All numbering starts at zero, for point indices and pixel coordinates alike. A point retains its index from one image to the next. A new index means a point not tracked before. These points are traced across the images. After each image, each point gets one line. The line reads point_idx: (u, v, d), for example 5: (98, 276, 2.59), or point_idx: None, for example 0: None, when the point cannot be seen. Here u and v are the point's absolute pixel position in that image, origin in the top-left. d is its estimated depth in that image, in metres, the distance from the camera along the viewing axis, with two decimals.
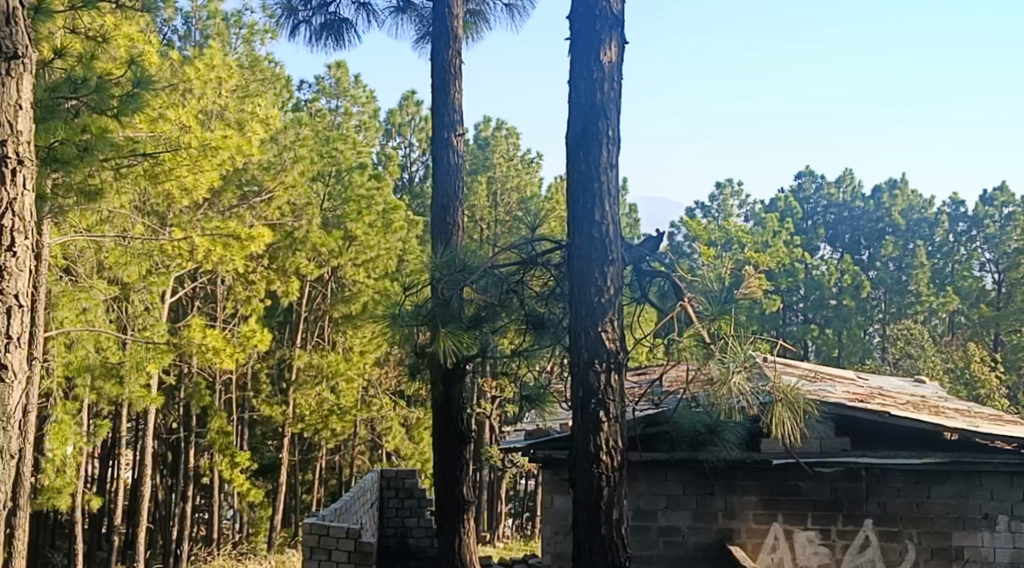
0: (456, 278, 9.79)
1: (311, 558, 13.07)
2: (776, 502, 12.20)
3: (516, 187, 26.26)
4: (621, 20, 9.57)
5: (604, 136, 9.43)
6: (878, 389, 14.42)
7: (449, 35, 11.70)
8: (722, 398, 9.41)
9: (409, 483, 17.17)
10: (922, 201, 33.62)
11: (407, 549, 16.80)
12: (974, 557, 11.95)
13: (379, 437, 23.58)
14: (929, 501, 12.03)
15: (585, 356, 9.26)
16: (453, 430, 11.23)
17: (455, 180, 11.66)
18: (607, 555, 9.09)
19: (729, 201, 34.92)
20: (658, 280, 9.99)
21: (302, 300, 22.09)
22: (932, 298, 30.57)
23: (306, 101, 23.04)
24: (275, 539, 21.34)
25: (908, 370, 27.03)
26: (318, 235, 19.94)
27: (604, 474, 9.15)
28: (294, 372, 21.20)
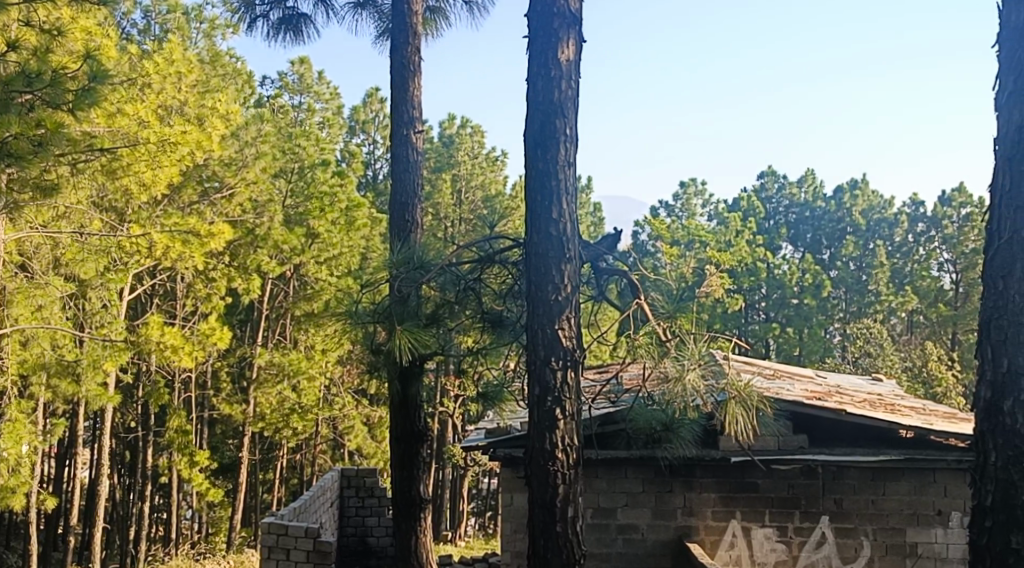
0: (413, 275, 9.85)
1: (268, 558, 12.98)
2: (733, 499, 12.26)
3: (481, 185, 26.17)
4: (579, 19, 9.58)
5: (561, 135, 9.43)
6: (836, 387, 14.48)
7: (407, 31, 11.65)
8: (677, 395, 9.51)
9: (370, 482, 17.01)
10: (882, 201, 33.90)
11: (368, 549, 16.76)
12: (928, 552, 12.08)
13: (341, 436, 23.40)
14: (884, 498, 12.14)
15: (542, 354, 9.25)
16: (411, 429, 11.21)
17: (413, 178, 11.60)
18: (562, 552, 9.09)
19: (692, 200, 35.06)
20: (617, 278, 9.91)
21: (264, 298, 21.85)
22: (892, 296, 31.15)
23: (269, 97, 22.85)
24: (234, 538, 21.13)
25: (866, 370, 27.09)
26: (280, 232, 19.78)
27: (559, 471, 9.15)
28: (255, 370, 20.99)
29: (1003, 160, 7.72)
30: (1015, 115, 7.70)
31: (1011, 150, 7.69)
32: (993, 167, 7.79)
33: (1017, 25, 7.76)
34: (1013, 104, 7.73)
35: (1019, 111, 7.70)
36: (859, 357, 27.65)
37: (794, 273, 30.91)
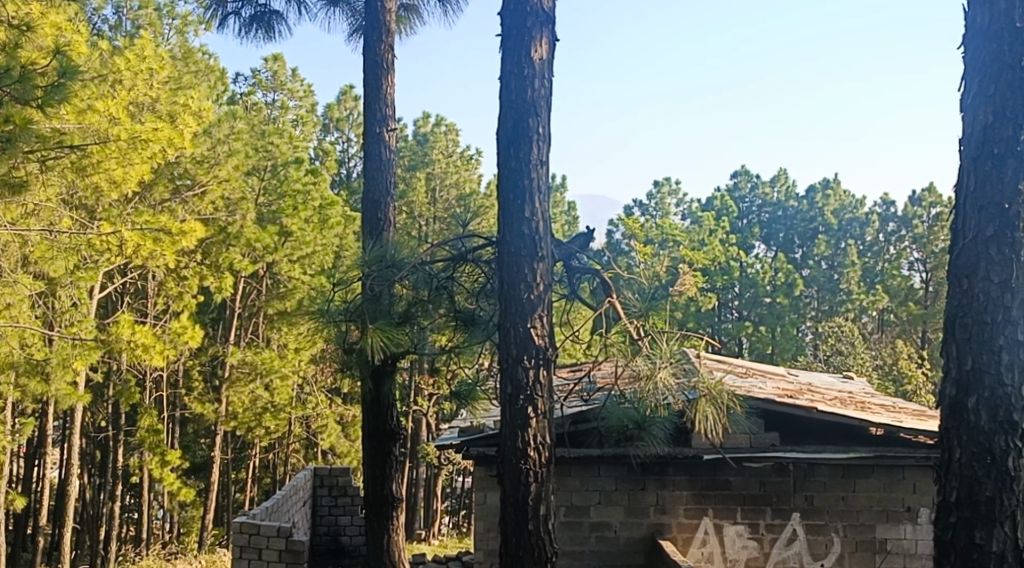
0: (386, 273, 9.84)
1: (240, 558, 12.93)
2: (705, 497, 12.32)
3: (455, 184, 26.14)
4: (552, 18, 9.58)
5: (534, 133, 9.43)
6: (807, 385, 14.57)
7: (380, 29, 11.63)
8: (648, 394, 9.62)
9: (343, 481, 16.95)
10: (853, 200, 34.06)
11: (341, 548, 16.71)
12: (897, 548, 12.19)
13: (314, 435, 23.35)
14: (854, 494, 12.23)
15: (514, 352, 9.26)
16: (383, 427, 11.20)
17: (386, 176, 11.58)
18: (534, 551, 9.10)
19: (666, 199, 35.17)
20: (590, 277, 9.92)
21: (236, 297, 21.73)
22: (862, 296, 31.37)
23: (242, 94, 22.74)
24: (205, 538, 21.03)
25: (837, 367, 27.23)
26: (252, 230, 19.69)
27: (531, 469, 9.17)
28: (227, 369, 20.84)
29: (968, 161, 7.68)
30: (979, 115, 7.65)
31: (975, 151, 7.64)
32: (959, 166, 7.75)
33: (982, 25, 7.68)
34: (977, 104, 7.66)
35: (982, 111, 7.63)
36: (831, 355, 27.80)
37: (766, 272, 31.06)
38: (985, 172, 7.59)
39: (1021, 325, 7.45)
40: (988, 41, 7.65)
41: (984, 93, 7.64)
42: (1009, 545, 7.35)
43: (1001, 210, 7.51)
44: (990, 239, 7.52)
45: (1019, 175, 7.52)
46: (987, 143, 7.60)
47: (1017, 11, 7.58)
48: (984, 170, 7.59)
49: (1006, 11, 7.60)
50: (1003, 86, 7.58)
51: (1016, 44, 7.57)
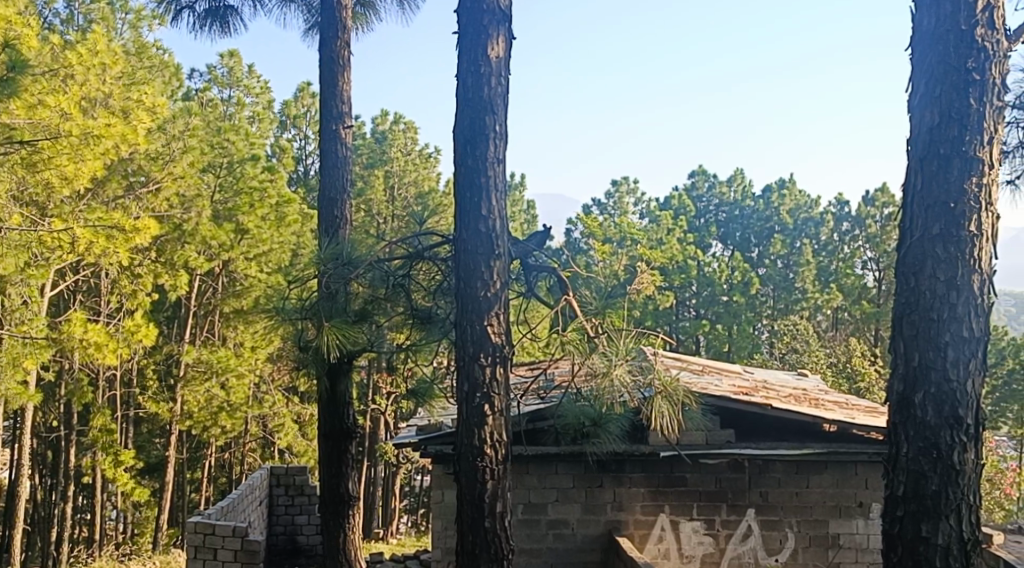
0: (342, 271, 9.81)
1: (195, 558, 12.84)
2: (662, 494, 12.37)
3: (413, 181, 26.08)
4: (508, 16, 9.57)
5: (491, 132, 9.42)
6: (762, 382, 14.68)
7: (337, 25, 11.57)
8: (605, 392, 9.69)
9: (300, 480, 16.84)
10: (808, 200, 34.21)
11: (297, 547, 16.60)
12: (849, 543, 12.34)
13: (270, 435, 23.29)
14: (808, 490, 12.35)
15: (471, 350, 9.26)
16: (340, 426, 11.15)
17: (342, 173, 11.52)
18: (490, 548, 9.11)
19: (625, 198, 35.32)
20: (546, 275, 9.92)
21: (192, 295, 21.58)
22: (817, 294, 31.77)
23: (198, 90, 22.55)
24: (160, 539, 20.86)
25: (792, 364, 27.43)
26: (208, 227, 19.51)
27: (488, 467, 9.17)
28: (182, 368, 20.66)
29: (915, 161, 7.76)
30: (925, 116, 7.73)
31: (922, 151, 7.73)
32: (906, 166, 7.83)
33: (929, 27, 7.77)
34: (924, 105, 7.75)
35: (929, 112, 7.72)
36: (786, 353, 28.01)
37: (723, 271, 31.29)
38: (931, 172, 7.68)
39: (966, 322, 7.56)
40: (934, 43, 7.74)
41: (930, 94, 7.72)
42: (954, 537, 7.46)
43: (948, 210, 7.61)
44: (936, 237, 7.61)
45: (964, 176, 7.61)
46: (934, 143, 7.68)
47: (962, 14, 7.68)
48: (930, 170, 7.68)
49: (951, 14, 7.70)
50: (949, 87, 7.67)
51: (962, 46, 7.67)
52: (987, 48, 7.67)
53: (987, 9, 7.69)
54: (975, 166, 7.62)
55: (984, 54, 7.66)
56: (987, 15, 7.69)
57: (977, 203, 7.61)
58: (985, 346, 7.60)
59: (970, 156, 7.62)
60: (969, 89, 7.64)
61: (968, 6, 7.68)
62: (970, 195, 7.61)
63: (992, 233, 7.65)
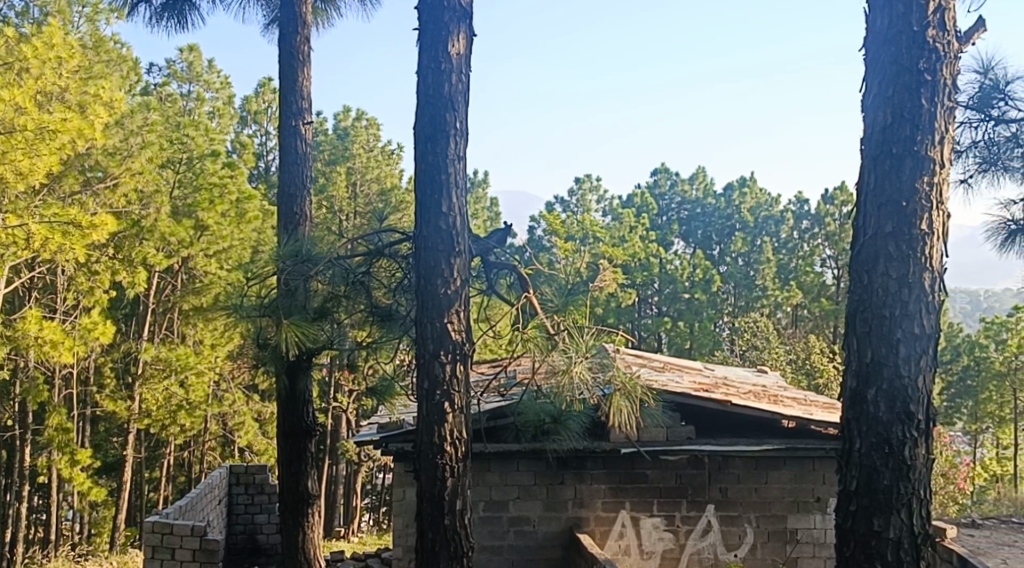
0: (301, 268, 9.76)
1: (152, 558, 12.75)
2: (623, 490, 12.41)
3: (376, 178, 25.97)
4: (469, 13, 9.55)
5: (452, 129, 9.41)
6: (722, 379, 14.79)
7: (297, 21, 11.51)
8: (564, 389, 9.72)
9: (260, 479, 16.73)
10: (768, 198, 34.35)
11: (257, 546, 16.48)
12: (807, 538, 12.45)
13: (230, 432, 23.17)
14: (767, 486, 12.45)
15: (431, 348, 9.24)
16: (299, 424, 11.10)
17: (301, 169, 11.46)
18: (449, 546, 9.10)
19: (587, 196, 35.40)
20: (507, 273, 9.89)
21: (150, 292, 21.38)
22: (777, 291, 32.00)
23: (156, 84, 22.35)
24: (117, 539, 20.68)
25: (753, 361, 27.58)
26: (167, 224, 19.32)
27: (448, 465, 9.16)
28: (140, 366, 20.50)
29: (869, 160, 7.82)
30: (878, 116, 7.80)
31: (875, 151, 7.79)
32: (860, 165, 7.89)
33: (882, 27, 7.83)
34: (877, 105, 7.81)
35: (882, 112, 7.78)
36: (746, 350, 28.17)
37: (685, 268, 31.31)
38: (884, 171, 7.75)
39: (917, 320, 7.63)
40: (887, 43, 7.80)
41: (883, 94, 7.79)
42: (905, 531, 7.54)
43: (902, 208, 7.68)
44: (888, 236, 7.68)
45: (916, 175, 7.68)
46: (886, 143, 7.75)
47: (914, 15, 7.75)
48: (883, 169, 7.74)
49: (904, 15, 7.76)
50: (901, 87, 7.74)
51: (914, 47, 7.73)
52: (939, 50, 7.74)
53: (938, 11, 7.76)
54: (926, 166, 7.69)
55: (935, 56, 7.73)
56: (938, 17, 7.76)
57: (929, 202, 7.68)
58: (936, 343, 7.69)
59: (922, 155, 7.69)
60: (921, 90, 7.71)
61: (920, 8, 7.75)
62: (922, 194, 7.68)
63: (943, 231, 7.72)
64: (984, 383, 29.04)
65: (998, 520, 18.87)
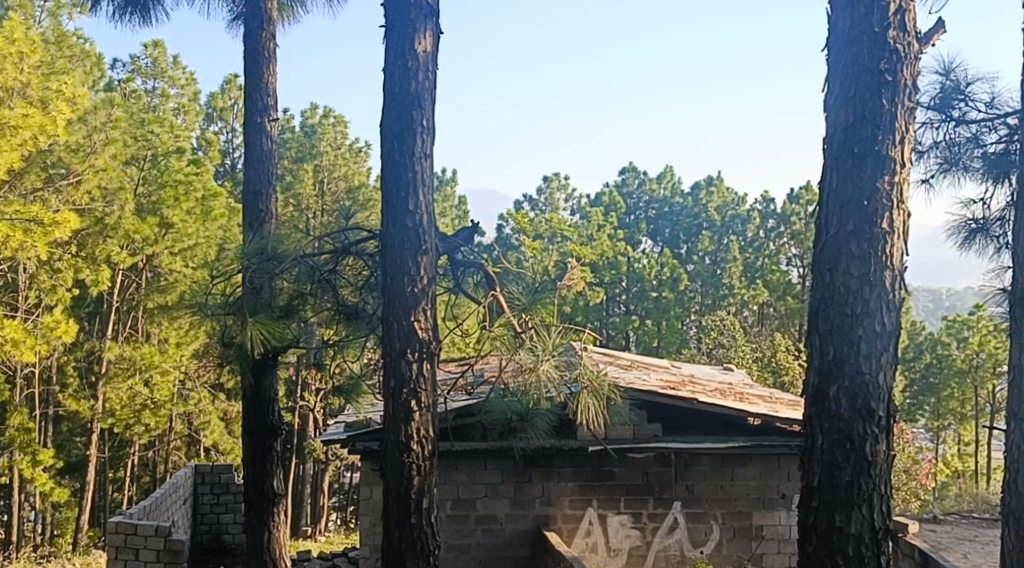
0: (266, 266, 9.69)
1: (116, 558, 12.63)
2: (591, 488, 12.42)
3: (343, 176, 25.89)
4: (435, 11, 9.51)
5: (418, 126, 9.37)
6: (689, 376, 14.89)
7: (262, 17, 11.43)
8: (532, 386, 9.74)
9: (226, 478, 16.62)
10: (735, 197, 34.95)
11: (223, 546, 16.38)
12: (772, 534, 12.54)
13: (196, 432, 23.03)
14: (733, 483, 12.53)
15: (397, 346, 9.20)
16: (264, 423, 11.02)
17: (267, 166, 11.40)
18: (416, 544, 9.07)
19: (555, 195, 35.41)
20: (474, 271, 9.87)
21: (114, 290, 21.19)
22: (743, 290, 32.13)
23: (120, 80, 22.16)
24: (80, 539, 20.49)
25: (719, 359, 27.72)
26: (131, 221, 19.20)
27: (414, 463, 9.13)
28: (103, 365, 20.29)
29: (831, 160, 7.86)
30: (840, 115, 7.84)
31: (837, 150, 7.83)
32: (822, 165, 7.93)
33: (844, 28, 7.88)
34: (839, 104, 7.85)
35: (844, 112, 7.82)
36: (713, 347, 28.36)
37: (652, 267, 31.38)
38: (846, 170, 7.78)
39: (878, 317, 7.68)
40: (849, 44, 7.84)
41: (845, 94, 7.83)
42: (866, 526, 7.58)
43: (864, 206, 7.72)
44: (850, 234, 7.72)
45: (878, 175, 7.72)
46: (848, 143, 7.79)
47: (876, 16, 7.79)
48: (845, 169, 7.78)
49: (865, 16, 7.80)
50: (862, 87, 7.78)
51: (875, 47, 7.77)
52: (900, 51, 7.79)
53: (899, 12, 7.82)
54: (887, 165, 7.74)
55: (896, 56, 7.78)
56: (899, 18, 7.81)
57: (890, 200, 7.73)
58: (897, 340, 7.74)
59: (883, 155, 7.74)
60: (882, 90, 7.75)
61: (881, 9, 7.79)
62: (883, 193, 7.72)
63: (904, 229, 7.78)
64: (947, 380, 29.29)
65: (960, 515, 19.04)
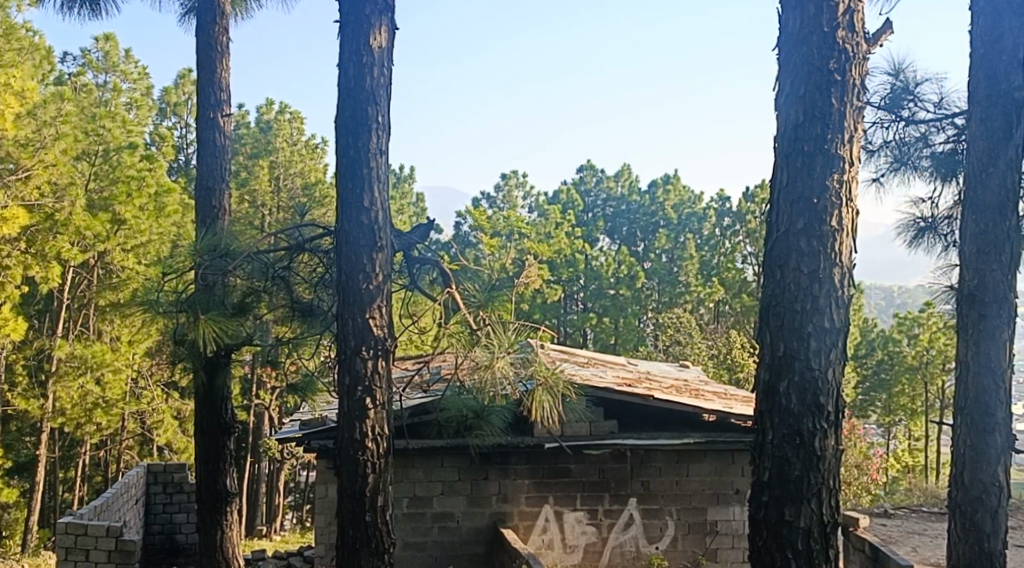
0: (219, 264, 9.60)
1: (65, 559, 12.47)
2: (547, 485, 12.42)
3: (300, 172, 25.66)
4: (390, 6, 9.44)
5: (373, 123, 9.31)
6: (645, 373, 14.93)
7: (215, 11, 11.31)
8: (488, 383, 9.66)
9: (178, 477, 16.43)
10: (692, 196, 34.99)
11: (175, 546, 16.23)
12: (727, 529, 12.61)
13: (149, 431, 22.81)
14: (687, 478, 12.58)
15: (352, 343, 9.14)
16: (217, 421, 10.93)
17: (220, 162, 11.29)
18: (370, 542, 9.02)
19: (514, 192, 35.39)
20: (431, 269, 9.78)
21: (64, 288, 20.93)
22: (700, 288, 32.41)
23: (70, 74, 21.88)
24: (30, 540, 20.19)
25: (674, 356, 27.82)
26: (82, 217, 18.82)
27: (369, 461, 9.07)
28: (54, 363, 19.97)
29: (782, 158, 7.90)
30: (791, 114, 7.88)
31: (788, 149, 7.86)
32: (773, 164, 7.97)
33: (793, 28, 7.92)
34: (789, 104, 7.89)
35: (794, 110, 7.86)
36: (669, 344, 28.59)
37: (610, 265, 31.39)
38: (796, 169, 7.82)
39: (827, 314, 7.72)
40: (799, 44, 7.88)
41: (795, 93, 7.86)
42: (815, 520, 7.62)
43: (815, 205, 7.76)
44: (800, 232, 7.76)
45: (827, 173, 7.77)
46: (798, 141, 7.83)
47: (825, 16, 7.83)
48: (795, 167, 7.82)
49: (815, 16, 7.84)
50: (812, 87, 7.81)
51: (825, 47, 7.82)
52: (848, 51, 7.84)
53: (847, 12, 7.86)
54: (836, 164, 7.78)
55: (845, 56, 7.82)
56: (848, 18, 7.86)
57: (839, 198, 7.78)
58: (845, 336, 7.78)
59: (832, 153, 7.78)
60: (832, 89, 7.79)
61: (830, 9, 7.83)
62: (832, 192, 7.76)
63: (852, 228, 7.83)
64: (897, 377, 29.56)
65: (910, 510, 19.20)
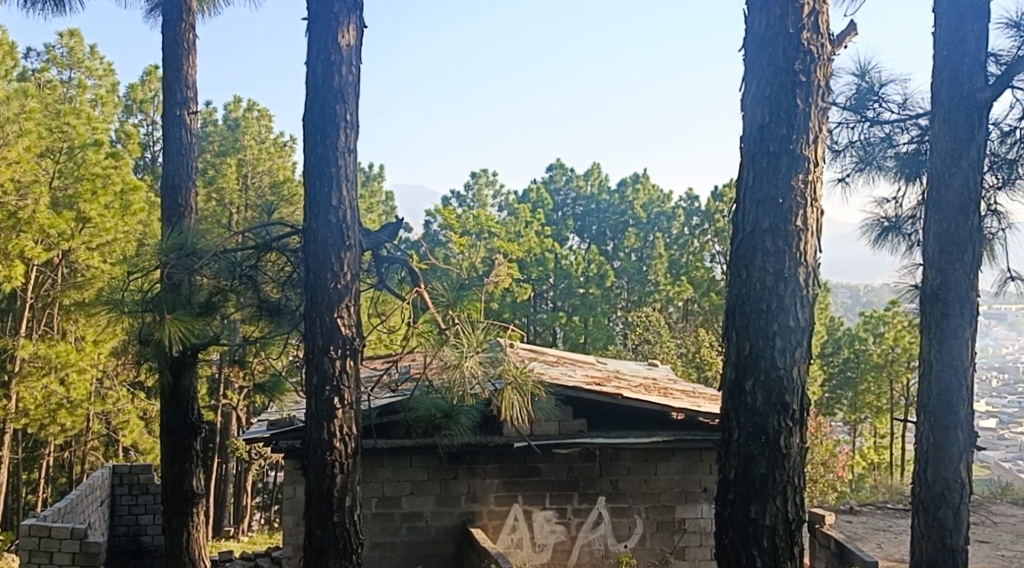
0: (184, 263, 9.51)
1: (29, 562, 12.33)
2: (516, 484, 12.40)
3: (268, 170, 25.50)
4: (359, 4, 9.40)
5: (341, 121, 9.25)
6: (613, 372, 14.95)
7: (180, 7, 11.20)
8: (456, 382, 9.64)
9: (144, 479, 16.25)
10: (661, 194, 34.93)
11: (141, 548, 16.15)
12: (695, 527, 12.65)
13: (114, 431, 22.65)
14: (656, 477, 12.61)
15: (320, 343, 9.08)
16: (182, 422, 10.84)
17: (186, 160, 11.20)
18: (338, 543, 8.96)
19: (484, 190, 35.35)
20: (399, 268, 9.74)
21: (28, 287, 20.72)
22: (669, 287, 32.16)
23: (34, 71, 21.67)
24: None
25: (643, 354, 27.88)
26: (46, 216, 18.61)
27: (337, 461, 9.02)
28: (16, 364, 19.73)
29: (748, 158, 7.90)
30: (757, 114, 7.89)
31: (754, 148, 7.87)
32: (740, 163, 7.98)
33: (760, 29, 7.93)
34: (755, 104, 7.90)
35: (759, 111, 7.87)
36: (638, 343, 28.16)
37: (579, 264, 31.39)
38: (762, 169, 7.83)
39: (793, 313, 7.74)
40: (765, 44, 7.89)
41: (761, 93, 7.87)
42: (781, 518, 7.64)
43: (781, 204, 7.77)
44: (766, 231, 7.77)
45: (792, 173, 7.78)
46: (764, 141, 7.84)
47: (790, 17, 7.85)
48: (761, 167, 7.83)
49: (781, 17, 7.86)
50: (777, 88, 7.83)
51: (790, 48, 7.83)
52: (813, 52, 7.86)
53: (813, 14, 7.89)
54: (801, 164, 7.80)
55: (810, 57, 7.85)
56: (813, 20, 7.88)
57: (804, 198, 7.80)
58: (811, 335, 7.80)
59: (797, 153, 7.80)
60: (797, 90, 7.82)
61: (796, 10, 7.85)
62: (797, 191, 7.78)
63: (817, 227, 7.86)
64: (864, 374, 29.79)
65: (874, 506, 19.33)
